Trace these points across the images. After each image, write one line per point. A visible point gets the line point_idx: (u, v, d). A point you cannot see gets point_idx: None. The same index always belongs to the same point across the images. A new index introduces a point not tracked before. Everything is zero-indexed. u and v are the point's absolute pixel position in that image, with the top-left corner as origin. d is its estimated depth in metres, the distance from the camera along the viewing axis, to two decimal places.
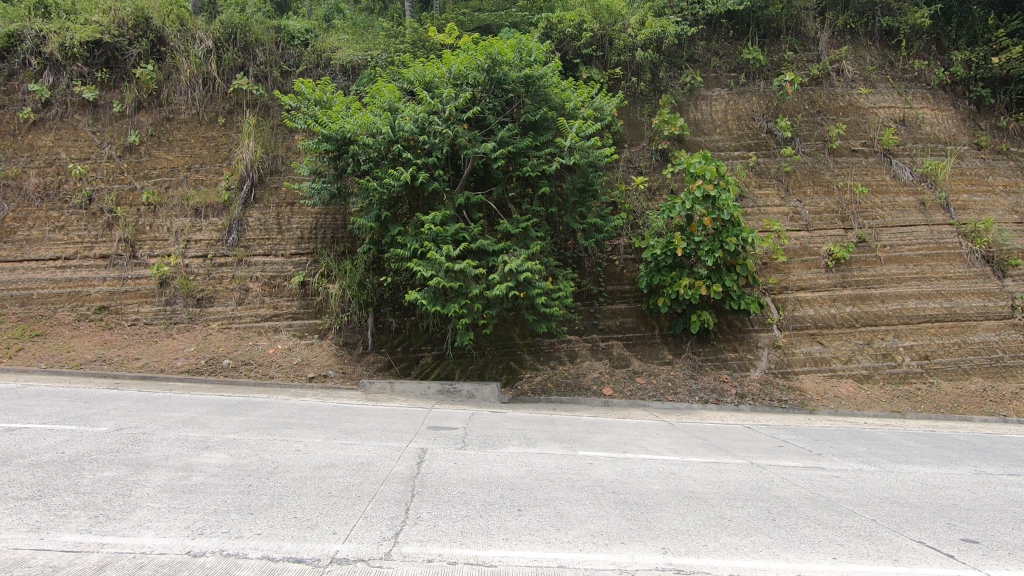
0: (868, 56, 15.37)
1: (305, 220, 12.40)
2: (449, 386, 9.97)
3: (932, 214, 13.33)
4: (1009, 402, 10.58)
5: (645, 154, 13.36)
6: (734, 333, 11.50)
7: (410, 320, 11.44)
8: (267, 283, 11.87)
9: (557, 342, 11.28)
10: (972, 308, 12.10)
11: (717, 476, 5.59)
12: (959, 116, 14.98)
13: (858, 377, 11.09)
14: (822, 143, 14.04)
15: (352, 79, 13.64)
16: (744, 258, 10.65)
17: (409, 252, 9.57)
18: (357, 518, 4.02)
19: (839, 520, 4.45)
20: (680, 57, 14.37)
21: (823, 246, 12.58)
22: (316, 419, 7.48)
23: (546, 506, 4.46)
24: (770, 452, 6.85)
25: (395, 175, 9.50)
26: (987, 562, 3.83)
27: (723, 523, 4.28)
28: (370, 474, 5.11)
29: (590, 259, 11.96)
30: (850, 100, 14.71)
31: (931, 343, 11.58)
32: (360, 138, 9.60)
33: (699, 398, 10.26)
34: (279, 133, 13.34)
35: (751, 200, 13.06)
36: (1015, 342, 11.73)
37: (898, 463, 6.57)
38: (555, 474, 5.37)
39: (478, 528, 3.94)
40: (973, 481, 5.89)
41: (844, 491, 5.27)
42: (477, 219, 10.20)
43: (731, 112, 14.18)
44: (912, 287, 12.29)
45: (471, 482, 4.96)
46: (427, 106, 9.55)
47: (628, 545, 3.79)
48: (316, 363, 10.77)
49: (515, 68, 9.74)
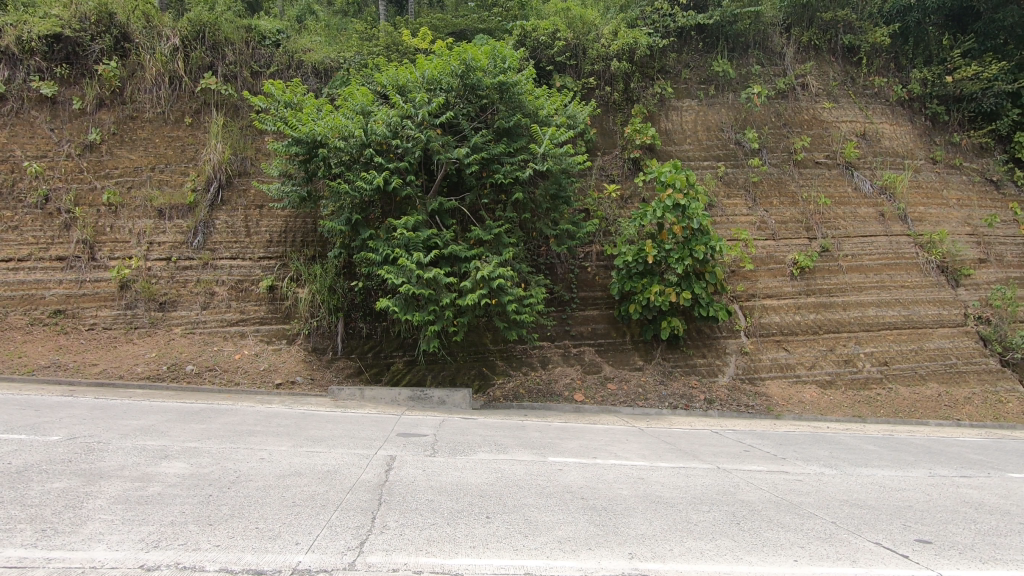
0: (832, 71, 15.91)
1: (274, 223, 12.16)
2: (419, 392, 9.90)
3: (891, 225, 13.85)
4: (962, 406, 11.03)
5: (617, 163, 13.54)
6: (703, 340, 11.71)
7: (381, 326, 11.32)
8: (234, 287, 11.59)
9: (529, 349, 11.29)
10: (928, 316, 12.58)
11: (684, 480, 5.67)
12: (916, 131, 15.69)
13: (821, 382, 11.42)
14: (788, 155, 14.43)
15: (324, 81, 13.49)
16: (712, 265, 10.85)
17: (381, 257, 9.48)
18: (321, 528, 3.94)
19: (801, 523, 4.55)
20: (652, 67, 14.50)
21: (788, 254, 12.90)
22: (282, 426, 7.33)
23: (513, 513, 4.45)
24: (736, 456, 6.97)
25: (367, 180, 9.43)
26: (939, 561, 3.97)
27: (689, 527, 4.33)
28: (337, 481, 5.03)
29: (563, 265, 12.04)
30: (814, 114, 15.17)
31: (889, 350, 12.00)
32: (331, 142, 9.51)
33: (669, 403, 10.39)
34: (248, 134, 13.07)
35: (720, 209, 13.32)
36: (967, 349, 12.27)
37: (858, 466, 6.77)
38: (524, 480, 5.36)
39: (445, 536, 3.90)
40: (927, 483, 6.11)
41: (806, 494, 5.40)
42: (450, 224, 10.18)
43: (700, 122, 14.48)
44: (872, 295, 12.70)
45: (440, 490, 4.91)
46: (400, 110, 9.50)
47: (594, 551, 3.80)
48: (283, 369, 10.55)
49: (489, 75, 9.75)
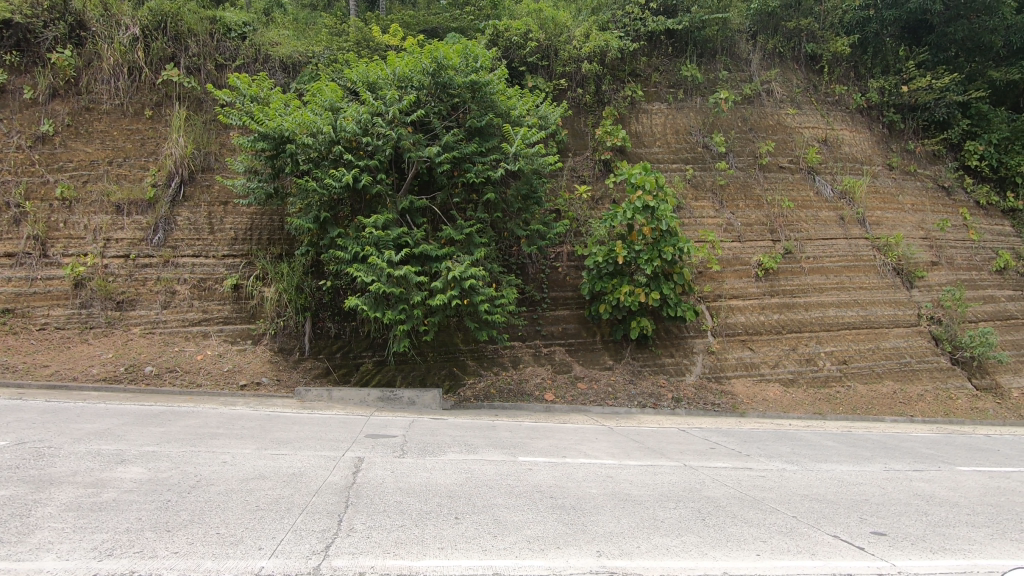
0: (795, 79, 16.37)
1: (238, 220, 11.84)
2: (389, 392, 9.80)
3: (850, 228, 14.34)
4: (915, 403, 11.50)
5: (588, 164, 13.64)
6: (671, 340, 11.90)
7: (350, 326, 11.14)
8: (196, 285, 11.25)
9: (500, 348, 11.28)
10: (884, 317, 13.06)
11: (652, 478, 5.75)
12: (874, 139, 16.31)
13: (784, 381, 11.74)
14: (754, 158, 14.78)
15: (293, 77, 13.19)
16: (681, 266, 11.04)
17: (350, 256, 9.35)
18: (285, 532, 3.85)
19: (763, 518, 4.67)
20: (623, 70, 14.65)
21: (753, 256, 13.21)
22: (246, 429, 7.15)
23: (482, 513, 4.43)
24: (701, 454, 7.10)
25: (335, 177, 9.28)
26: (892, 552, 4.12)
27: (656, 524, 4.39)
28: (303, 485, 4.92)
29: (534, 265, 12.06)
30: (778, 119, 15.58)
31: (848, 349, 12.42)
32: (299, 138, 9.33)
33: (638, 402, 10.53)
34: (213, 129, 12.71)
35: (688, 211, 13.55)
36: (920, 348, 12.79)
37: (818, 462, 6.99)
38: (493, 480, 5.36)
39: (413, 538, 3.86)
40: (883, 477, 6.34)
41: (769, 490, 5.54)
42: (421, 223, 10.09)
43: (670, 126, 14.70)
44: (833, 296, 13.12)
45: (408, 491, 4.86)
46: (370, 107, 9.38)
47: (562, 550, 3.82)
48: (248, 370, 10.30)
49: (461, 74, 9.70)
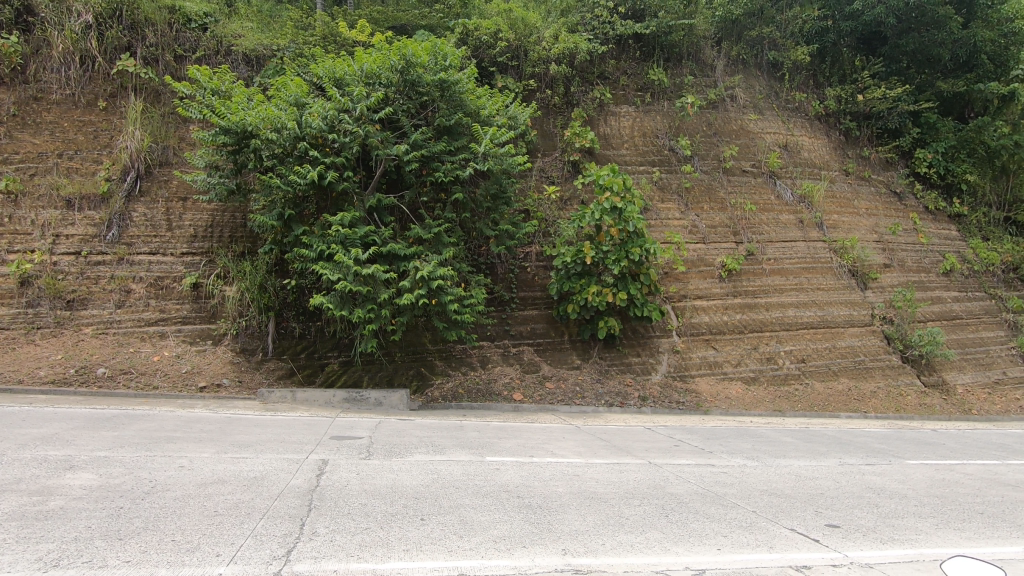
0: (757, 85, 16.82)
1: (198, 217, 11.48)
2: (355, 393, 9.68)
3: (808, 231, 14.83)
4: (868, 400, 11.97)
5: (557, 165, 13.71)
6: (637, 339, 12.08)
7: (315, 326, 10.92)
8: (153, 284, 10.85)
9: (468, 348, 11.24)
10: (840, 317, 13.55)
11: (617, 476, 5.82)
12: (831, 145, 16.91)
13: (745, 379, 12.06)
14: (718, 162, 15.12)
15: (257, 70, 12.82)
16: (647, 267, 11.22)
17: (315, 254, 9.17)
18: (245, 537, 3.75)
19: (724, 513, 4.79)
20: (592, 72, 14.79)
21: (717, 258, 13.51)
22: (205, 432, 6.93)
23: (448, 513, 4.42)
24: (665, 451, 7.23)
25: (300, 174, 9.10)
26: (845, 544, 4.27)
27: (620, 521, 4.45)
28: (263, 488, 4.80)
29: (503, 265, 12.02)
30: (741, 124, 15.98)
31: (807, 348, 12.84)
32: (262, 133, 9.11)
33: (605, 401, 10.65)
34: (171, 122, 12.29)
35: (654, 213, 13.76)
36: (873, 346, 13.33)
37: (777, 457, 7.20)
38: (460, 480, 5.34)
39: (378, 540, 3.82)
40: (838, 471, 6.58)
41: (730, 485, 5.69)
42: (388, 222, 9.97)
43: (637, 129, 14.91)
44: (792, 297, 13.54)
45: (374, 493, 4.80)
46: (336, 104, 9.23)
47: (528, 549, 3.83)
48: (208, 371, 10.00)
49: (430, 72, 9.64)
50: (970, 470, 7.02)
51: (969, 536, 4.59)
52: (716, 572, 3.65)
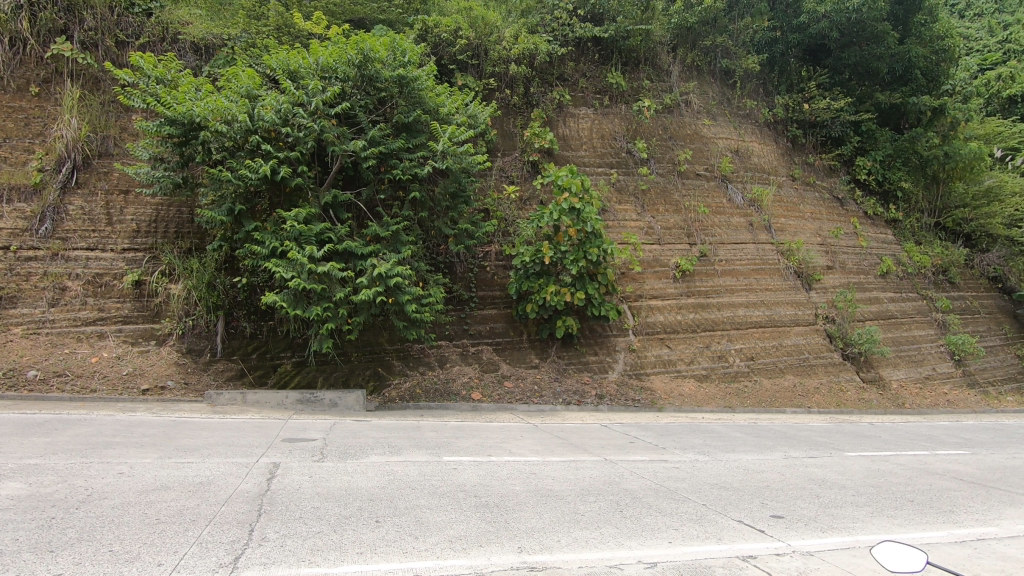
0: (711, 91, 17.31)
1: (141, 211, 10.94)
2: (309, 394, 9.45)
3: (758, 233, 15.39)
4: (812, 396, 12.54)
5: (517, 165, 13.75)
6: (594, 338, 12.26)
7: (267, 325, 10.58)
8: (91, 281, 10.27)
9: (426, 348, 11.14)
10: (786, 316, 14.14)
11: (574, 473, 5.89)
12: (779, 151, 17.61)
13: (698, 376, 12.43)
14: (673, 165, 15.48)
15: (206, 59, 12.29)
16: (604, 267, 11.41)
17: (267, 251, 8.89)
18: (189, 545, 3.61)
19: (676, 507, 4.92)
20: (551, 73, 14.89)
21: (672, 258, 13.85)
22: (147, 436, 6.61)
23: (404, 515, 4.37)
24: (621, 448, 7.36)
25: (252, 168, 8.80)
26: (788, 534, 4.46)
27: (576, 518, 4.51)
28: (210, 494, 4.62)
29: (462, 264, 11.95)
30: (695, 129, 16.43)
31: (755, 346, 13.35)
32: (211, 125, 8.77)
33: (562, 399, 10.76)
34: (112, 111, 11.65)
35: (612, 214, 13.97)
36: (817, 344, 13.99)
37: (727, 452, 7.45)
38: (417, 481, 5.29)
39: (330, 544, 3.74)
40: (783, 464, 6.87)
41: (682, 480, 5.85)
42: (345, 219, 9.78)
43: (596, 131, 15.12)
44: (742, 297, 14.03)
45: (327, 496, 4.69)
46: (291, 97, 8.99)
47: (484, 547, 3.83)
48: (151, 373, 9.55)
49: (388, 67, 9.52)
50: (902, 460, 7.46)
51: (901, 522, 4.87)
52: (667, 565, 3.75)
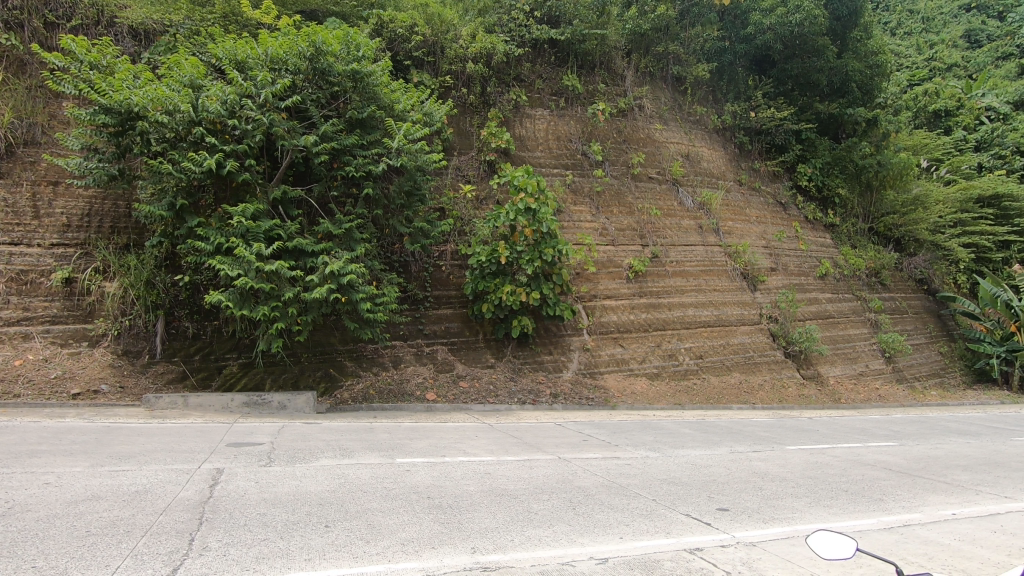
0: (663, 97, 17.74)
1: (73, 205, 10.27)
2: (256, 397, 9.13)
3: (706, 236, 15.91)
4: (756, 392, 13.09)
5: (473, 164, 13.72)
6: (550, 338, 12.36)
7: (211, 325, 10.13)
8: (14, 278, 9.56)
9: (380, 348, 10.95)
10: (733, 316, 14.67)
11: (528, 472, 5.92)
12: (727, 157, 18.25)
13: (649, 374, 12.74)
14: (627, 168, 15.80)
15: (145, 45, 11.67)
16: (560, 267, 11.55)
17: (212, 247, 8.53)
18: (123, 558, 3.41)
19: (627, 503, 5.02)
20: (508, 74, 14.91)
21: (625, 259, 14.13)
22: (78, 444, 6.22)
23: (355, 519, 4.28)
24: (574, 447, 7.44)
25: (195, 161, 8.43)
26: (733, 526, 4.63)
27: (530, 517, 4.53)
28: (147, 504, 4.38)
29: (417, 263, 11.78)
30: (648, 133, 16.79)
31: (704, 345, 13.80)
32: (151, 114, 8.35)
33: (518, 399, 10.81)
34: (39, 97, 10.89)
35: (567, 215, 14.12)
36: (761, 343, 14.61)
37: (676, 448, 7.66)
38: (369, 484, 5.19)
39: (277, 551, 3.62)
40: (729, 459, 7.12)
41: (633, 476, 5.98)
42: (295, 216, 9.49)
43: (551, 132, 15.25)
44: (692, 298, 14.47)
45: (274, 502, 4.54)
46: (238, 88, 8.66)
47: (436, 550, 3.80)
48: (83, 376, 9.01)
49: (341, 61, 9.32)
50: (838, 452, 7.88)
51: (836, 511, 5.14)
52: (619, 560, 3.82)
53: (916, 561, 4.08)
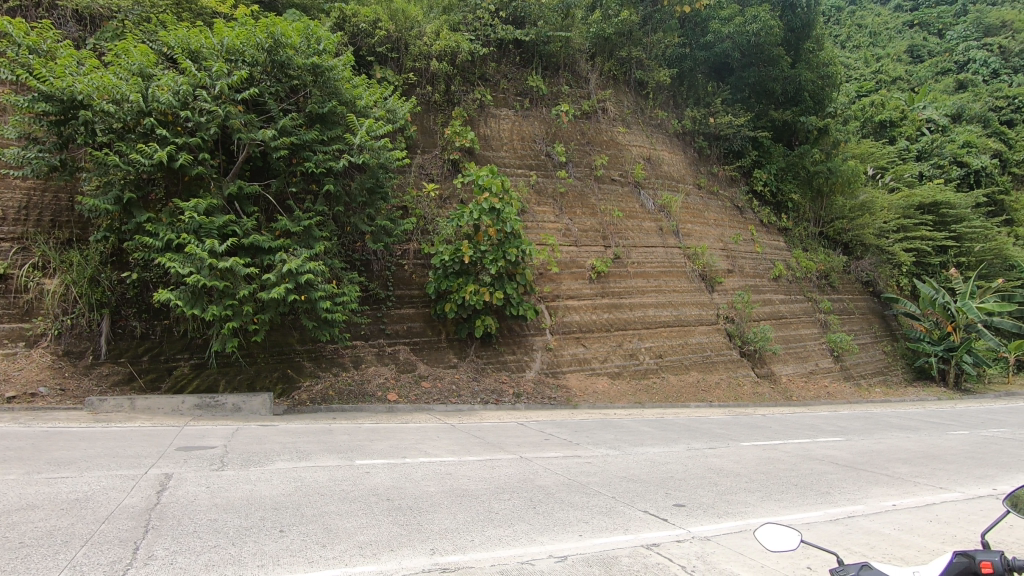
0: (626, 100, 17.96)
1: (8, 196, 9.58)
2: (209, 399, 8.83)
3: (667, 238, 16.25)
4: (713, 390, 13.46)
5: (436, 162, 13.60)
6: (513, 338, 12.38)
7: (161, 325, 9.71)
8: None
9: (340, 348, 10.72)
10: (691, 316, 15.04)
11: (490, 472, 5.91)
12: (687, 161, 18.67)
13: (611, 373, 12.92)
14: (590, 170, 15.98)
15: (90, 31, 11.09)
16: (523, 267, 11.61)
17: (162, 243, 8.20)
18: (60, 569, 3.24)
19: (587, 501, 5.08)
20: (473, 73, 14.85)
21: (587, 260, 14.28)
22: (12, 450, 5.88)
23: (311, 522, 4.18)
24: (536, 446, 7.47)
25: (145, 153, 8.08)
26: (689, 521, 4.74)
27: (490, 517, 4.52)
28: (87, 512, 4.17)
29: (379, 262, 11.58)
30: (611, 136, 16.99)
31: (663, 345, 14.10)
32: (96, 103, 7.96)
33: (480, 399, 10.80)
34: None
35: (531, 215, 14.17)
36: (718, 342, 15.04)
37: (635, 446, 7.79)
38: (327, 486, 5.08)
39: (228, 558, 3.50)
40: (686, 456, 7.28)
41: (593, 475, 6.05)
42: (251, 212, 9.21)
43: (516, 132, 15.26)
44: (652, 298, 14.75)
45: (225, 507, 4.39)
46: (191, 79, 8.34)
47: (395, 552, 3.75)
48: (19, 379, 8.53)
49: (301, 55, 9.11)
50: (788, 448, 8.17)
51: (786, 505, 5.34)
52: (578, 557, 3.86)
53: (858, 550, 4.27)
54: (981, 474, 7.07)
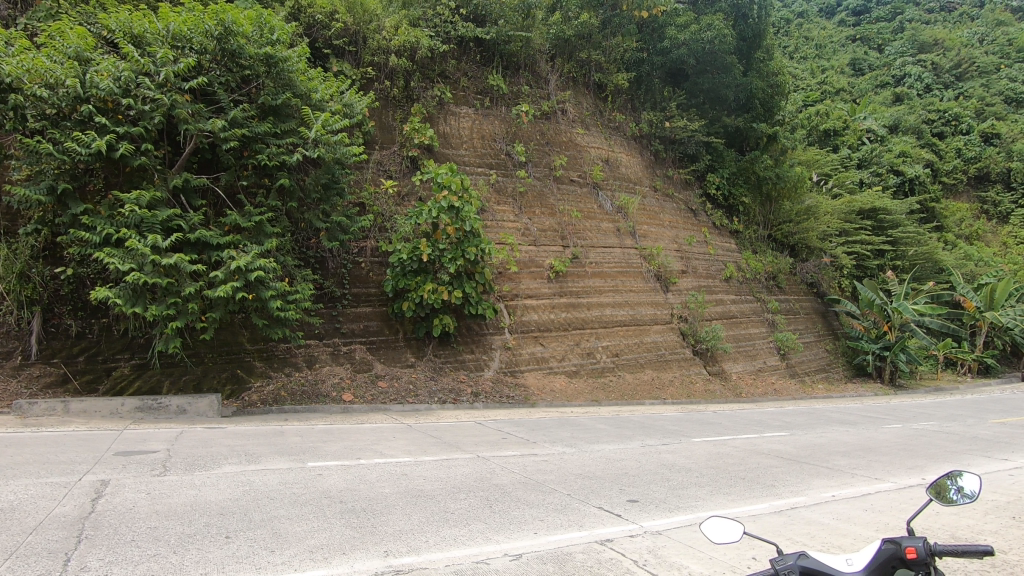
0: (585, 103, 18.17)
1: None
2: (152, 401, 8.44)
3: (624, 238, 16.56)
4: (667, 388, 13.81)
5: (395, 159, 13.39)
6: (471, 337, 12.34)
7: (99, 323, 9.21)
8: None
9: (293, 347, 10.43)
10: (647, 316, 15.38)
11: (446, 472, 5.87)
12: (643, 163, 19.06)
13: (568, 372, 13.07)
14: (549, 170, 16.09)
15: (22, 10, 10.41)
16: (482, 266, 11.61)
17: (100, 238, 7.78)
18: None
19: (543, 499, 5.11)
20: (433, 69, 14.71)
21: (546, 260, 14.37)
22: None
23: (259, 527, 4.05)
24: (492, 445, 7.46)
25: (82, 142, 7.65)
26: (642, 516, 4.84)
27: (445, 517, 4.49)
28: (12, 523, 3.91)
29: (334, 259, 11.31)
30: (570, 137, 17.14)
31: (620, 343, 14.36)
32: (27, 88, 7.49)
33: (438, 398, 10.72)
34: None
35: (491, 214, 14.15)
36: (672, 341, 15.44)
37: (591, 444, 7.89)
38: (276, 490, 4.92)
39: (169, 567, 3.35)
40: (640, 453, 7.42)
41: (549, 473, 6.09)
42: (198, 206, 8.84)
43: (476, 131, 15.21)
44: (609, 298, 14.99)
45: (167, 514, 4.20)
46: (134, 65, 7.95)
47: (348, 555, 3.68)
48: None
49: (253, 44, 8.81)
50: (737, 443, 8.46)
51: (734, 498, 5.52)
52: (532, 555, 3.88)
53: (800, 540, 4.47)
54: (912, 465, 7.51)
